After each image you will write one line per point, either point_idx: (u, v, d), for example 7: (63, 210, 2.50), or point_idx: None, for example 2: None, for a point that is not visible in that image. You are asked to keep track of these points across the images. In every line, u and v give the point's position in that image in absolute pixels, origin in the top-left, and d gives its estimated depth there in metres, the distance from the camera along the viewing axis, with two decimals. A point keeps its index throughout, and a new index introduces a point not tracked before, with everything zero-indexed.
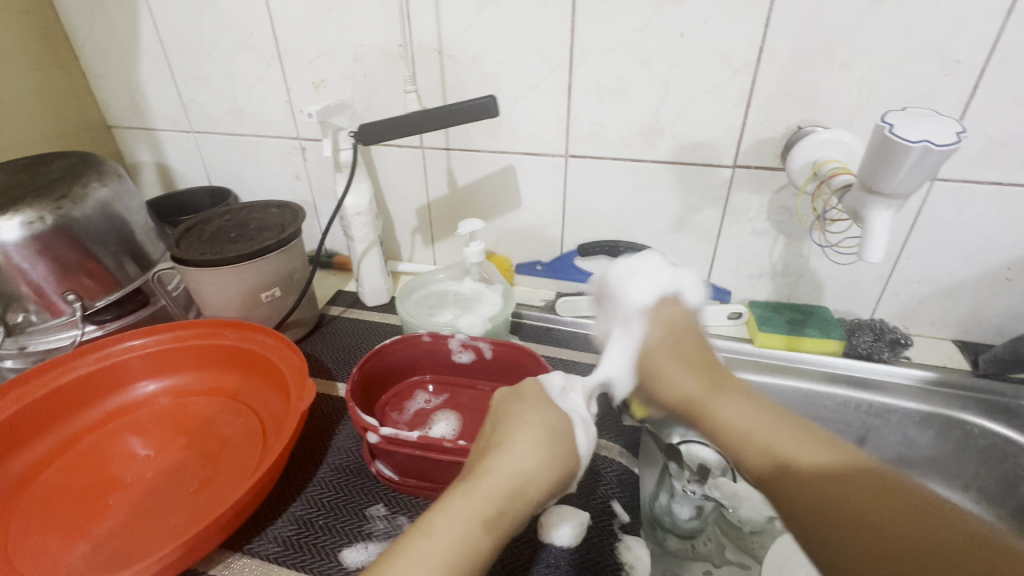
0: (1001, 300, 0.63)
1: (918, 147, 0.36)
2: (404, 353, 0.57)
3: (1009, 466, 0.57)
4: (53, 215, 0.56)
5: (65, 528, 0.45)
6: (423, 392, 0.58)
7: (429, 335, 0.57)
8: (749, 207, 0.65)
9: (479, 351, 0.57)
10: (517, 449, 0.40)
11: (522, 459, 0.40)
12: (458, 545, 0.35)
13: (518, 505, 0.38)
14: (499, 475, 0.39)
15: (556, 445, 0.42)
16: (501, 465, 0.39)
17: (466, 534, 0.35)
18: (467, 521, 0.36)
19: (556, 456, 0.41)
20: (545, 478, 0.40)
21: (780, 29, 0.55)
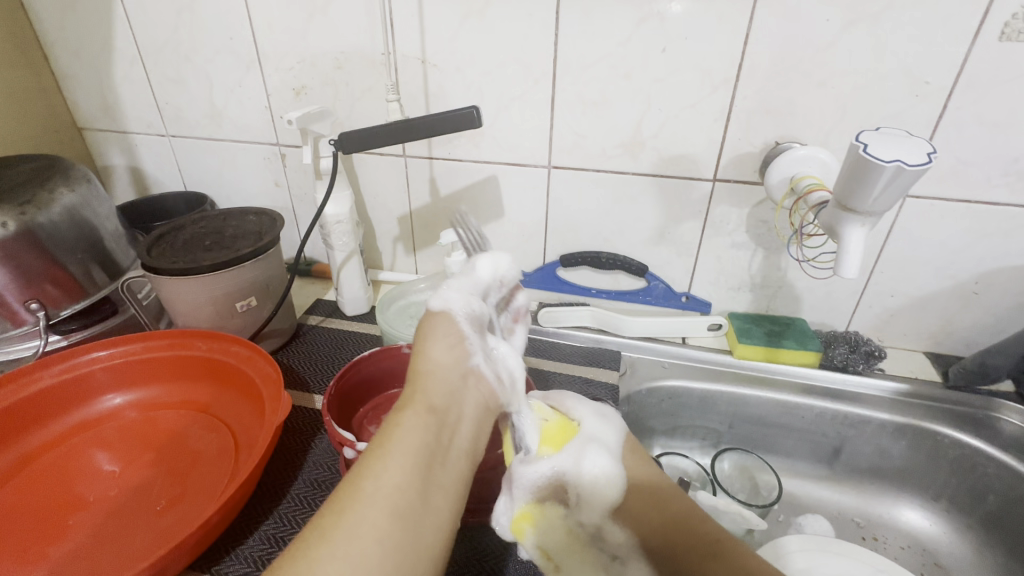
0: (970, 313, 0.65)
1: (890, 168, 0.36)
2: (382, 365, 0.56)
3: (978, 477, 0.59)
4: (16, 221, 0.53)
5: (21, 550, 0.43)
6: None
7: (409, 347, 0.56)
8: (729, 220, 0.66)
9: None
10: (423, 349, 0.42)
11: (448, 352, 0.42)
12: (414, 437, 0.37)
13: (443, 386, 0.41)
14: (419, 379, 0.40)
15: (457, 335, 0.42)
16: (430, 362, 0.41)
17: (415, 428, 0.37)
18: (409, 417, 0.38)
19: (454, 337, 0.42)
20: (453, 358, 0.42)
21: (758, 47, 0.56)
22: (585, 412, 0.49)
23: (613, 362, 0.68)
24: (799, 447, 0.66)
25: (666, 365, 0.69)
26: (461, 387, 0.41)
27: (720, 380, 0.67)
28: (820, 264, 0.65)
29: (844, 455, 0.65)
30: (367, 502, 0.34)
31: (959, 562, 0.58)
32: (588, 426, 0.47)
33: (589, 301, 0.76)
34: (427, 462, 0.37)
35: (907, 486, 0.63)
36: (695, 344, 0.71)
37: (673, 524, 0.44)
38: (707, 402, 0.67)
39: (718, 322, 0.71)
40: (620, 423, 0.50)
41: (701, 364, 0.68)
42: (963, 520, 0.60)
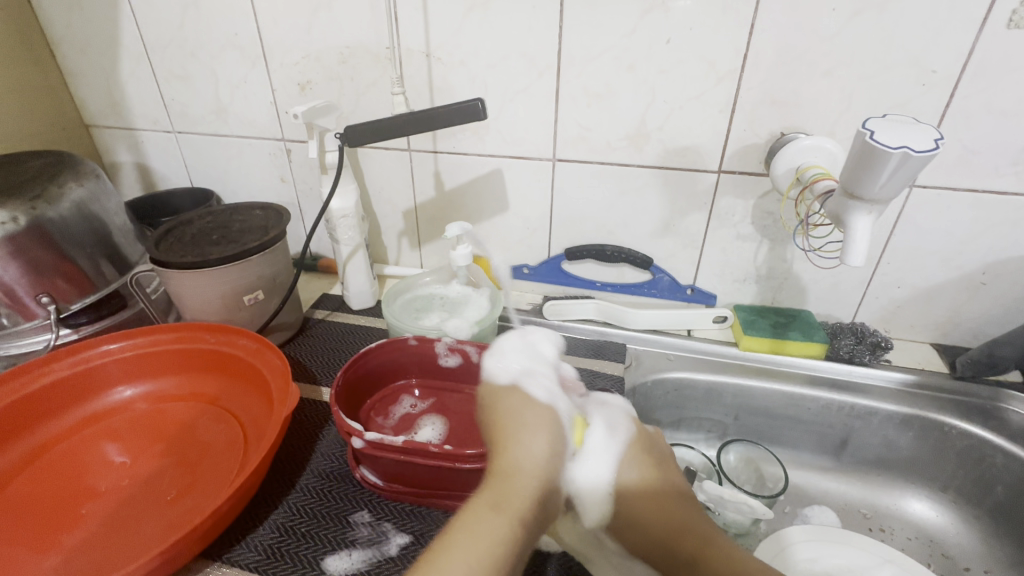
0: (977, 304, 0.64)
1: (898, 154, 0.35)
2: (389, 357, 0.57)
3: (985, 467, 0.59)
4: (26, 215, 0.54)
5: (35, 539, 0.44)
6: (410, 396, 0.58)
7: (415, 339, 0.57)
8: (734, 211, 0.66)
9: (469, 356, 0.56)
10: (520, 441, 0.42)
11: (540, 457, 0.41)
12: (499, 533, 0.37)
13: (541, 486, 0.40)
14: (510, 471, 0.40)
15: (557, 431, 0.43)
16: (521, 461, 0.41)
17: (497, 526, 0.37)
18: (485, 510, 0.38)
19: (555, 436, 0.42)
20: (552, 456, 0.41)
21: (763, 37, 0.56)
22: (596, 419, 0.46)
23: (618, 354, 0.69)
24: (805, 438, 0.66)
25: (672, 357, 0.69)
26: (553, 495, 0.41)
27: (726, 372, 0.67)
28: (827, 254, 0.65)
29: (850, 446, 0.65)
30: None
31: (967, 553, 0.58)
32: (599, 440, 0.44)
33: (595, 295, 0.76)
34: (512, 564, 0.36)
35: (913, 477, 0.63)
36: (701, 336, 0.71)
37: (669, 534, 0.42)
38: (713, 394, 0.67)
39: (723, 314, 0.71)
40: (630, 427, 0.47)
41: (706, 356, 0.69)
42: (971, 511, 0.60)
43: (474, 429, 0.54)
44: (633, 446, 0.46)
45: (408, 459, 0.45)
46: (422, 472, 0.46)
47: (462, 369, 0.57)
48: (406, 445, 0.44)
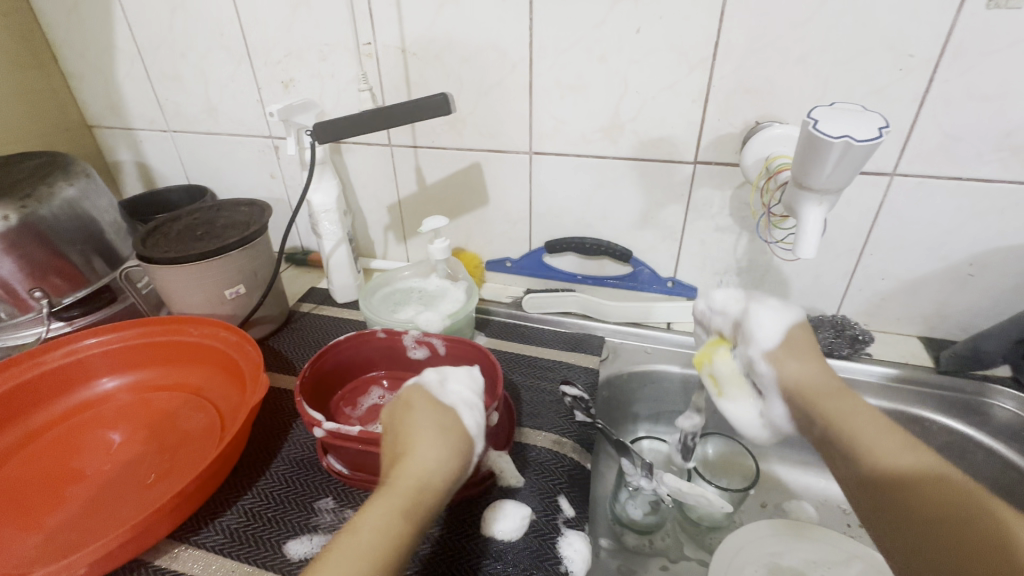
0: (964, 296, 0.62)
1: (839, 144, 0.34)
2: (358, 349, 0.58)
3: (967, 464, 0.57)
4: (17, 213, 0.57)
5: (21, 518, 0.47)
6: (379, 388, 0.60)
7: (383, 331, 0.58)
8: (712, 203, 0.65)
9: (434, 348, 0.58)
10: (430, 453, 0.39)
11: (449, 470, 0.39)
12: (380, 547, 0.34)
13: (434, 497, 0.38)
14: (403, 482, 0.37)
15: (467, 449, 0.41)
16: (429, 477, 0.38)
17: (381, 538, 0.35)
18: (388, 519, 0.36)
19: (459, 445, 0.40)
20: (455, 466, 0.39)
21: (734, 24, 0.55)
22: (759, 305, 0.49)
23: (594, 347, 0.69)
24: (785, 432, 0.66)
25: (650, 351, 0.69)
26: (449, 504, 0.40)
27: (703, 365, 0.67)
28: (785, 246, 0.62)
29: None
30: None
31: None
32: (768, 307, 0.48)
33: (576, 287, 0.76)
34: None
35: None
36: (680, 330, 0.71)
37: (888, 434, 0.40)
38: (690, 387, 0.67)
39: None
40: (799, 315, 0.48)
41: (683, 348, 0.69)
42: None
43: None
44: (802, 343, 0.47)
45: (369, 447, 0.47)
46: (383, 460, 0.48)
47: (429, 360, 0.59)
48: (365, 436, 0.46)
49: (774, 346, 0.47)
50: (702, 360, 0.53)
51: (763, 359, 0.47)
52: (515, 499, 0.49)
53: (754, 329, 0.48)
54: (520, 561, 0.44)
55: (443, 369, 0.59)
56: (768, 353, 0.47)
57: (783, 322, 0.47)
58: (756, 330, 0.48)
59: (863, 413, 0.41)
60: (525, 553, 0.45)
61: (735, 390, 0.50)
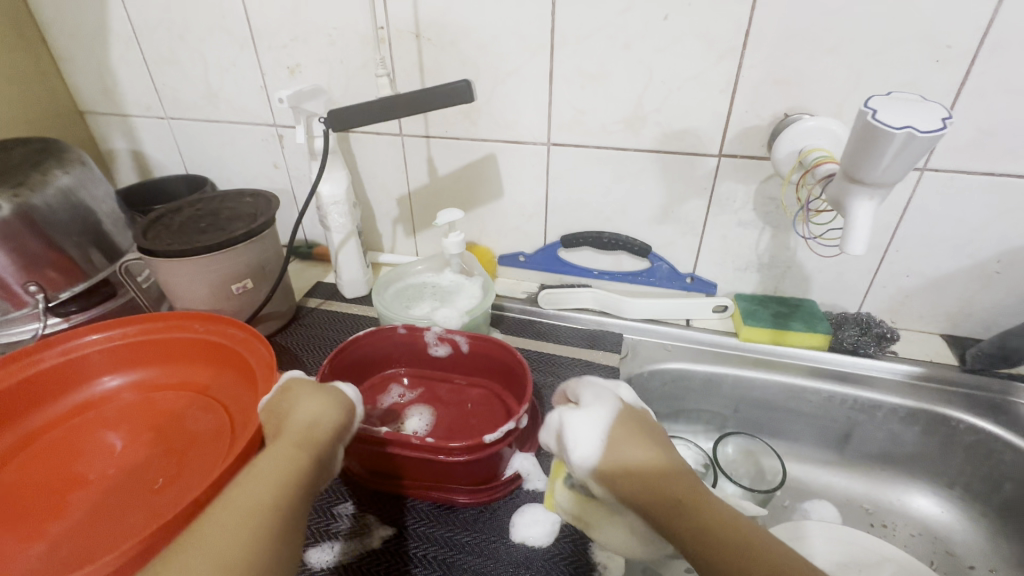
0: (991, 293, 0.61)
1: (901, 135, 0.32)
2: (377, 345, 0.56)
3: (994, 464, 0.56)
4: (10, 203, 0.54)
5: (21, 528, 0.44)
6: (398, 387, 0.58)
7: (404, 328, 0.56)
8: (735, 197, 0.64)
9: (457, 345, 0.56)
10: (310, 402, 0.42)
11: (330, 413, 0.42)
12: (277, 483, 0.36)
13: (322, 437, 0.40)
14: (291, 432, 0.40)
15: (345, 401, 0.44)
16: (313, 418, 0.41)
17: (278, 476, 0.36)
18: (281, 454, 0.38)
19: (336, 397, 0.43)
20: (337, 413, 0.42)
21: (766, 12, 0.53)
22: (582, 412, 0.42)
23: (614, 344, 0.67)
24: (806, 431, 0.65)
25: (670, 349, 0.67)
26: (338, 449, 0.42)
27: (725, 363, 0.65)
28: (826, 241, 0.62)
29: (853, 441, 0.63)
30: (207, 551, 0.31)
31: (972, 551, 0.57)
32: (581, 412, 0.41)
33: (592, 283, 0.74)
34: (282, 501, 0.35)
35: (919, 473, 0.61)
36: (700, 326, 0.69)
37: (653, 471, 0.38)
38: (711, 385, 0.65)
39: (723, 303, 0.69)
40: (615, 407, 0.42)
41: (705, 346, 0.67)
42: (978, 508, 0.58)
43: (463, 420, 0.54)
44: (620, 427, 0.40)
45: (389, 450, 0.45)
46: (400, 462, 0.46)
47: (451, 358, 0.57)
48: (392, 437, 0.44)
49: (597, 461, 0.39)
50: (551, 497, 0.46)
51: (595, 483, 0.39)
52: (544, 504, 0.47)
53: (567, 443, 0.40)
54: (549, 569, 0.43)
55: (464, 367, 0.57)
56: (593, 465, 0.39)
57: (598, 430, 0.40)
58: (574, 443, 0.40)
59: (623, 437, 0.40)
60: (555, 561, 0.43)
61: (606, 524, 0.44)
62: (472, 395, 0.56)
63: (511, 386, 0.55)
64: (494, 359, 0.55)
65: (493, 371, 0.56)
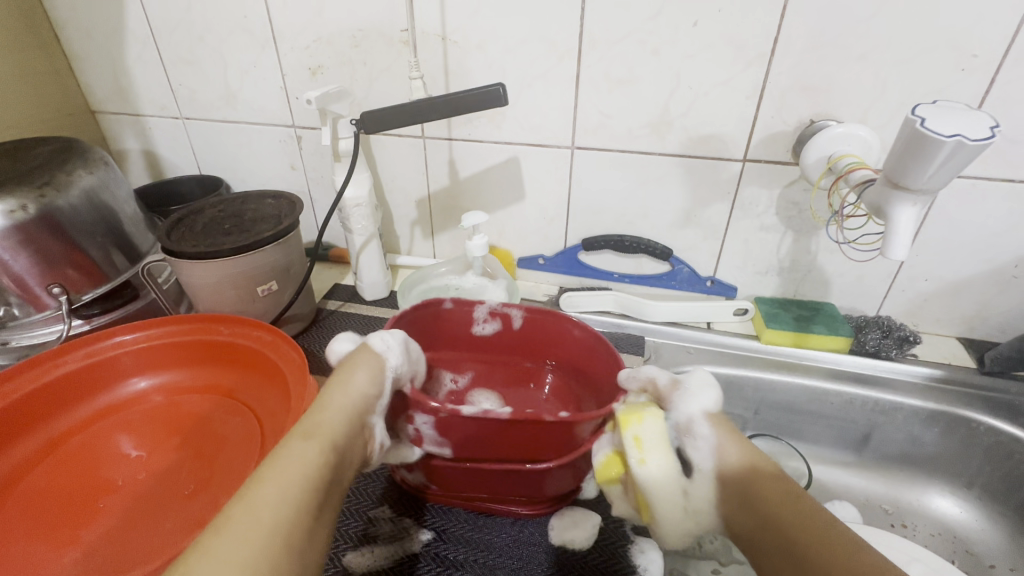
0: (1008, 298, 0.63)
1: (952, 143, 0.33)
2: (423, 330, 0.56)
3: (1013, 465, 0.58)
4: (36, 203, 0.53)
5: (54, 534, 0.43)
6: (446, 371, 0.59)
7: (451, 302, 0.55)
8: (758, 202, 0.64)
9: (507, 320, 0.57)
10: (338, 382, 0.40)
11: (354, 393, 0.40)
12: (306, 466, 0.34)
13: (343, 422, 0.38)
14: (316, 413, 0.38)
15: (374, 375, 0.42)
16: (336, 400, 0.39)
17: (308, 461, 0.34)
18: (300, 438, 0.36)
19: (362, 374, 0.41)
20: (359, 393, 0.40)
21: (795, 20, 0.54)
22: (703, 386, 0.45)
23: (636, 347, 0.68)
24: (826, 433, 0.66)
25: (692, 351, 0.68)
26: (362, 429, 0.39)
27: (748, 366, 0.66)
28: (859, 245, 0.63)
29: (873, 442, 0.64)
30: (246, 533, 0.29)
31: (992, 550, 0.58)
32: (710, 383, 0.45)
33: (612, 286, 0.75)
34: (303, 488, 0.33)
35: (938, 474, 0.62)
36: (720, 329, 0.70)
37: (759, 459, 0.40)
38: (734, 388, 0.66)
39: (744, 307, 0.70)
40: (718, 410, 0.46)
41: (727, 348, 0.68)
42: (997, 508, 0.59)
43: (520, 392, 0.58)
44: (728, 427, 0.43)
45: (498, 431, 0.41)
46: (507, 446, 0.42)
47: (494, 336, 0.58)
48: (507, 417, 0.40)
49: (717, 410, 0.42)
50: (629, 419, 0.41)
51: (706, 420, 0.41)
52: (581, 506, 0.47)
53: (698, 384, 0.43)
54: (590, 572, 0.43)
55: (505, 347, 0.59)
56: (711, 413, 0.41)
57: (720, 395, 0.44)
58: (697, 390, 0.42)
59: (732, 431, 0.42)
60: (596, 564, 0.44)
61: (655, 462, 0.40)
62: (518, 367, 0.60)
63: (559, 356, 0.57)
64: (546, 332, 0.56)
65: (539, 338, 0.57)
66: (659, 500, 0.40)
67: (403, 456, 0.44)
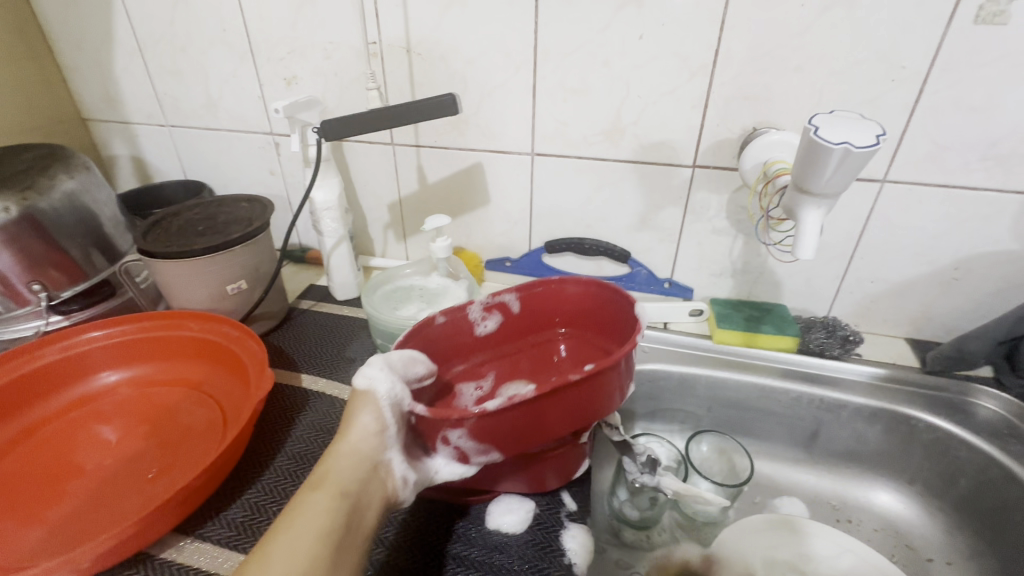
0: (950, 299, 0.65)
1: (838, 150, 0.36)
2: (436, 339, 0.55)
3: (949, 460, 0.59)
4: (18, 206, 0.56)
5: (22, 513, 0.46)
6: (467, 383, 0.58)
7: (442, 315, 0.55)
8: (709, 206, 0.67)
9: (505, 307, 0.58)
10: (349, 427, 0.43)
11: (363, 437, 0.42)
12: (322, 519, 0.37)
13: (357, 470, 0.41)
14: (330, 464, 0.41)
15: (381, 412, 0.43)
16: (347, 448, 0.42)
17: (322, 513, 0.38)
18: (315, 493, 0.39)
19: (368, 417, 0.43)
20: (369, 436, 0.43)
21: (733, 33, 0.56)
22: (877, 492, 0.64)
23: None
24: (777, 430, 0.68)
25: (647, 350, 0.70)
26: (378, 472, 0.42)
27: (700, 364, 0.68)
28: (783, 248, 0.66)
29: (821, 439, 0.66)
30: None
31: (929, 544, 0.59)
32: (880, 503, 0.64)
33: None
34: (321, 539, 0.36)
35: (882, 470, 0.64)
36: (676, 329, 0.72)
37: None
38: (686, 385, 0.68)
39: (699, 308, 0.72)
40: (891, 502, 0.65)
41: (682, 347, 0.69)
42: (936, 503, 0.61)
43: (542, 369, 0.59)
44: None
45: (531, 413, 0.42)
46: (545, 425, 0.44)
47: (499, 328, 0.59)
48: (535, 395, 0.41)
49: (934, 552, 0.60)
50: None
51: None
52: (519, 493, 0.50)
53: None
54: (522, 554, 0.45)
55: (513, 335, 0.60)
56: None
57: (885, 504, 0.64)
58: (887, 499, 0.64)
59: None
60: (526, 546, 0.46)
61: None
62: (532, 352, 0.61)
63: (565, 321, 0.60)
64: (542, 303, 0.59)
65: (537, 319, 0.60)
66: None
67: (457, 475, 0.45)
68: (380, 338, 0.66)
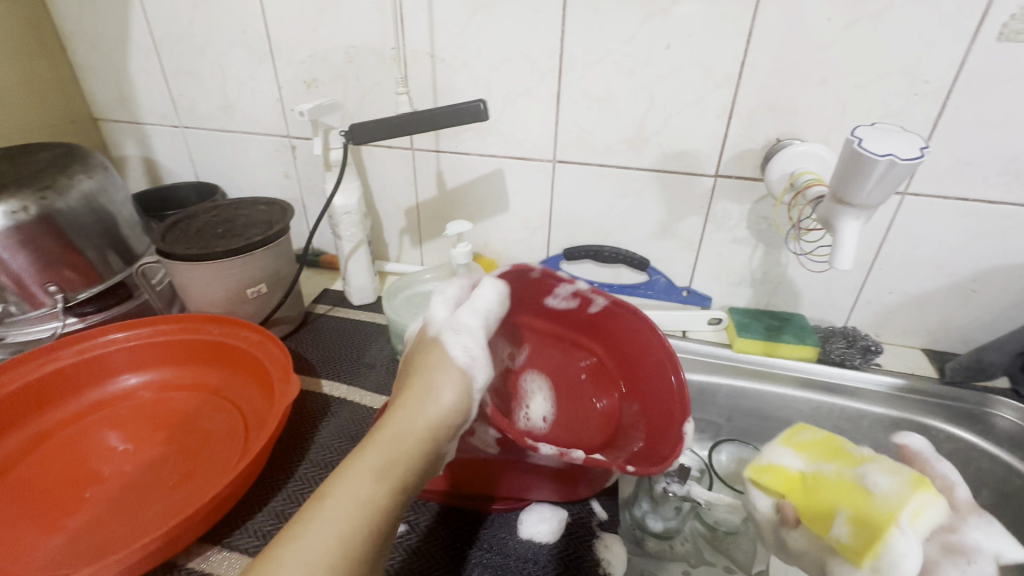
0: (968, 311, 0.65)
1: (885, 162, 0.37)
2: (517, 287, 0.53)
3: (971, 471, 0.60)
4: (37, 205, 0.55)
5: (42, 520, 0.45)
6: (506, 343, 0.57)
7: (539, 272, 0.52)
8: (730, 215, 0.67)
9: (587, 302, 0.54)
10: (427, 403, 0.41)
11: (438, 422, 0.41)
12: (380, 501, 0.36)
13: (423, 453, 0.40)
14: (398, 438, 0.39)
15: (463, 401, 0.42)
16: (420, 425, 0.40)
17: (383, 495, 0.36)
18: (379, 464, 0.37)
19: (454, 404, 0.42)
20: (447, 424, 0.41)
21: (759, 45, 0.57)
22: None
23: None
24: None
25: None
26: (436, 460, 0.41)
27: (720, 373, 0.68)
28: (816, 257, 0.66)
29: None
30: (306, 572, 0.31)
31: None
32: None
33: None
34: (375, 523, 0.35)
35: None
36: (695, 338, 0.72)
37: None
38: (707, 395, 0.68)
39: (718, 316, 0.72)
40: None
41: (701, 356, 0.69)
42: None
43: (576, 374, 0.58)
44: None
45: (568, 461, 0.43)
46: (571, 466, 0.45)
47: (568, 312, 0.56)
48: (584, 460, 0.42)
49: None
50: None
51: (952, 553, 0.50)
52: (551, 502, 0.49)
53: None
54: (554, 564, 0.45)
55: (582, 327, 0.57)
56: None
57: None
58: None
59: None
60: (561, 556, 0.46)
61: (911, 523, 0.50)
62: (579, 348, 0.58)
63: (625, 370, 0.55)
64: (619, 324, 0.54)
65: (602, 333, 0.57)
66: (898, 541, 0.47)
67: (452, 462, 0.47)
68: (401, 344, 0.65)
